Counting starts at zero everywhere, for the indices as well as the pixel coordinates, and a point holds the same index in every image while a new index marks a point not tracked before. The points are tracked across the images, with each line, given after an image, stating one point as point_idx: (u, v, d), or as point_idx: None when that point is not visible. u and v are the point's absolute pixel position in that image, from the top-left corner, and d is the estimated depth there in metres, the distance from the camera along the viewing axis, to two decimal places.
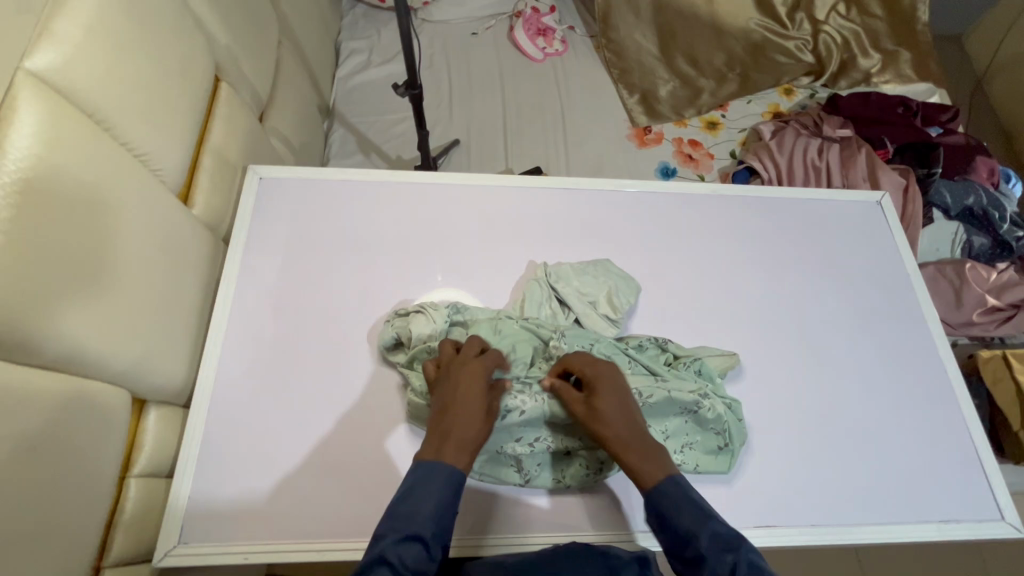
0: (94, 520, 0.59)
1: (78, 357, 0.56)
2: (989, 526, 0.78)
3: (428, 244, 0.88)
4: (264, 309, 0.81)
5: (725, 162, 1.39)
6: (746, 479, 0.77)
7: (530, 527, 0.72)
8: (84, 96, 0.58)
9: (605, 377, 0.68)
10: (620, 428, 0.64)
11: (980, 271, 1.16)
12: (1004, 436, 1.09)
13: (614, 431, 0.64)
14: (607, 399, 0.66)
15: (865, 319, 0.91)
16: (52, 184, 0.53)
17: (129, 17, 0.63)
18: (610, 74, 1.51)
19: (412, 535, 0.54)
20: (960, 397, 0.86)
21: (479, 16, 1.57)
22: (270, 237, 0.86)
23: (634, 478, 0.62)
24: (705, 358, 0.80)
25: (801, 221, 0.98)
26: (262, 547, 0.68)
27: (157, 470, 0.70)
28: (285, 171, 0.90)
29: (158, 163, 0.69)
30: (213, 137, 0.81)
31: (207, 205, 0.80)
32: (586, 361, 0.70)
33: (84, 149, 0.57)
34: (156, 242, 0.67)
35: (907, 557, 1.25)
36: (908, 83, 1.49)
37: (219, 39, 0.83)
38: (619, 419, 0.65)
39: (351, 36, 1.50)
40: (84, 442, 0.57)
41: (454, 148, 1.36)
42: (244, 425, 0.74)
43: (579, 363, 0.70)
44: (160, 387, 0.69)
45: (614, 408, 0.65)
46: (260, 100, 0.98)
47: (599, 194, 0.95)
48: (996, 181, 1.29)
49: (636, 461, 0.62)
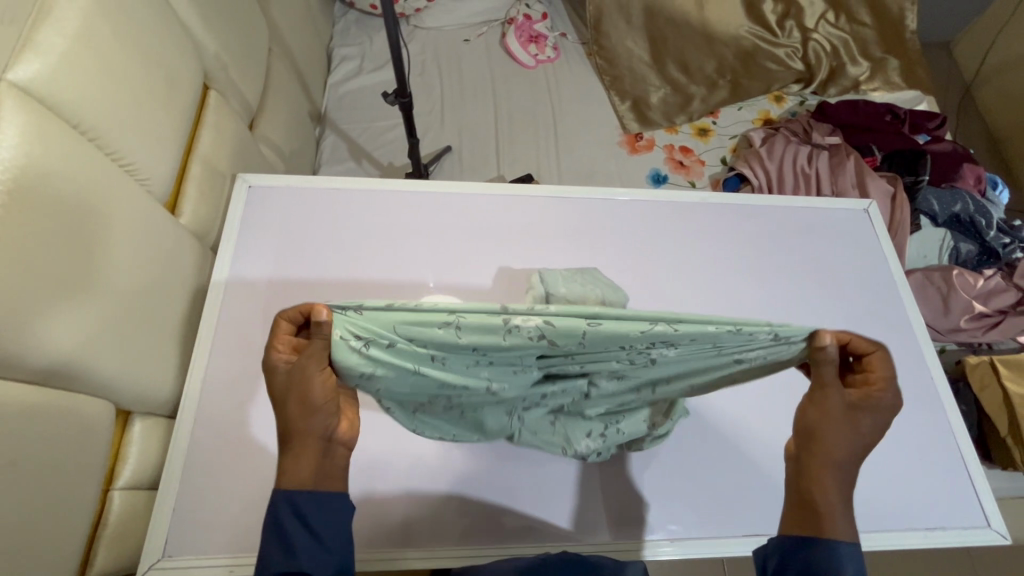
0: (77, 533, 0.58)
1: (61, 370, 0.56)
2: (975, 533, 0.78)
3: (418, 252, 0.88)
4: (252, 318, 0.81)
5: (716, 169, 1.40)
6: (735, 486, 0.77)
7: (518, 538, 0.73)
8: (70, 107, 0.58)
9: (879, 386, 0.57)
10: (839, 445, 0.55)
11: (967, 277, 1.18)
12: (991, 441, 1.09)
13: (833, 443, 0.55)
14: (865, 421, 0.56)
15: (853, 326, 0.91)
16: (36, 196, 0.53)
17: (116, 27, 0.63)
18: (601, 81, 1.52)
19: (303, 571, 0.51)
20: (947, 404, 0.86)
21: (471, 23, 1.57)
22: (259, 245, 0.86)
23: (813, 499, 0.54)
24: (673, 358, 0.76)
25: (790, 228, 0.98)
26: (249, 558, 0.68)
27: (141, 481, 0.70)
28: (274, 179, 0.90)
29: (145, 173, 0.69)
30: (201, 146, 0.81)
31: (194, 214, 0.80)
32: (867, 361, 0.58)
33: (68, 159, 0.56)
34: (142, 252, 0.67)
35: (897, 561, 1.25)
36: (897, 90, 1.50)
37: (207, 48, 0.83)
38: (848, 445, 0.55)
39: (343, 42, 1.50)
40: (66, 455, 0.57)
41: (446, 155, 1.36)
42: (231, 435, 0.74)
43: (876, 373, 0.58)
44: (147, 397, 0.69)
45: (841, 434, 0.55)
46: (250, 107, 0.98)
47: (589, 202, 0.95)
48: (983, 188, 1.30)
49: (822, 495, 0.54)
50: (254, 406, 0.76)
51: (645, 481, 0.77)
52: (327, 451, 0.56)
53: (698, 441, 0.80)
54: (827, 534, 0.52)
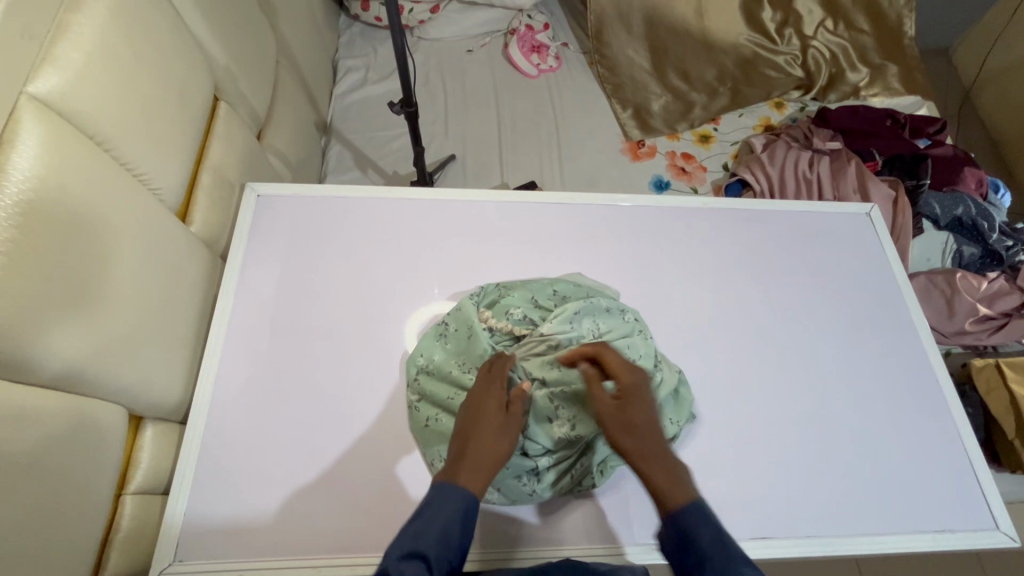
0: (90, 537, 0.59)
1: (74, 376, 0.56)
2: (985, 536, 0.78)
3: (425, 260, 0.89)
4: (262, 325, 0.82)
5: (718, 175, 1.41)
6: (744, 491, 0.77)
7: (524, 543, 0.73)
8: (86, 119, 0.59)
9: (637, 387, 0.66)
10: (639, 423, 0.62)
11: (971, 280, 1.18)
12: (999, 444, 1.09)
13: (637, 441, 0.61)
14: (637, 411, 0.63)
15: (856, 329, 0.92)
16: (54, 206, 0.54)
17: (132, 41, 0.65)
18: (603, 89, 1.53)
19: (413, 552, 0.52)
20: (954, 407, 0.86)
21: (473, 34, 1.60)
22: (268, 254, 0.87)
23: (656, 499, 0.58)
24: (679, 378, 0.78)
25: (792, 233, 0.99)
26: (259, 564, 0.68)
27: (152, 487, 0.70)
28: (283, 188, 0.91)
29: (157, 182, 0.70)
30: (212, 155, 0.82)
31: (205, 222, 0.81)
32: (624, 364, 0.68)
33: (83, 170, 0.58)
34: (154, 260, 0.68)
35: (906, 566, 1.24)
36: (897, 96, 1.51)
37: (218, 60, 0.85)
38: (650, 439, 0.61)
39: (348, 54, 1.52)
40: (79, 459, 0.57)
41: (450, 163, 1.38)
42: (240, 441, 0.74)
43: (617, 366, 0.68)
44: (158, 402, 0.70)
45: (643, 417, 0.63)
46: (258, 118, 1.00)
47: (593, 208, 0.97)
48: (984, 192, 1.31)
49: (664, 477, 0.58)
50: (263, 411, 0.76)
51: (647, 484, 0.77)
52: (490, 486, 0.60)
53: (704, 444, 0.80)
54: (671, 510, 0.57)
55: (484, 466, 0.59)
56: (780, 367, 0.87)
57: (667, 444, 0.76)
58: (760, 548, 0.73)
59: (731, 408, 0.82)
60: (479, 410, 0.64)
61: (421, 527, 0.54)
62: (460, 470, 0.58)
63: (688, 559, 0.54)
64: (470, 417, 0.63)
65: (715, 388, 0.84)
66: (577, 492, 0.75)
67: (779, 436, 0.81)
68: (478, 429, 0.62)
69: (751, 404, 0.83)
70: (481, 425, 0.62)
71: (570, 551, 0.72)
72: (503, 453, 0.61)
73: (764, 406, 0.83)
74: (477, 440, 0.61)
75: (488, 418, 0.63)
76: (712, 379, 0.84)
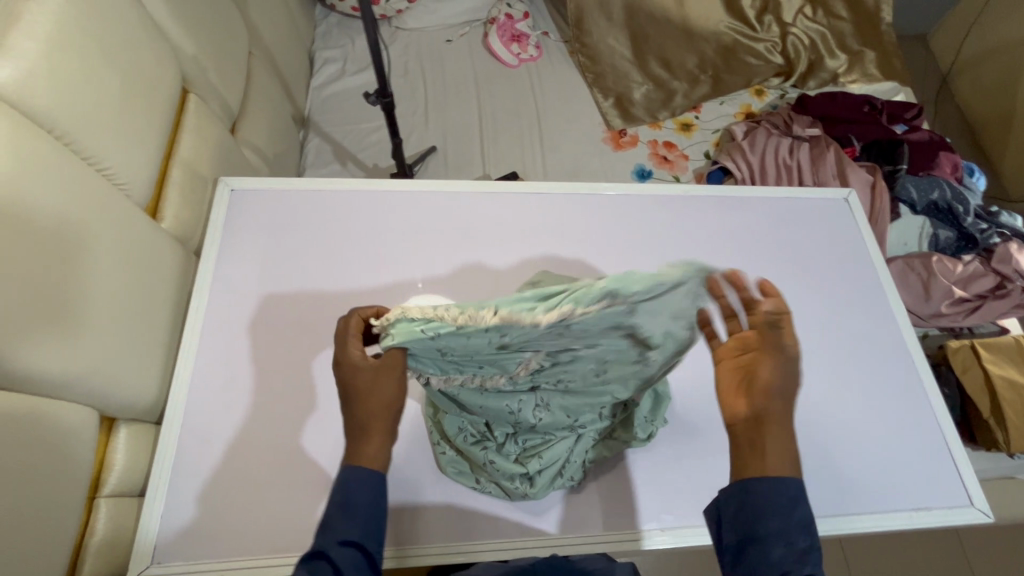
0: (62, 541, 0.58)
1: (38, 378, 0.55)
2: (959, 512, 0.79)
3: (405, 253, 0.88)
4: (237, 322, 0.80)
5: (700, 163, 1.41)
6: (722, 479, 0.78)
7: (504, 534, 0.73)
8: (45, 114, 0.57)
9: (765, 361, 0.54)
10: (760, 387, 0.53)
11: (946, 263, 1.20)
12: (974, 422, 1.11)
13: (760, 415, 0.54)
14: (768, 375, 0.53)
15: (835, 314, 0.93)
16: (9, 203, 0.52)
17: (90, 31, 0.63)
18: (584, 78, 1.53)
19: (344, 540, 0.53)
20: (929, 389, 0.88)
21: (452, 24, 1.58)
22: (243, 250, 0.85)
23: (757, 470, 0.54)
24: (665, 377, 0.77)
25: (772, 220, 1.00)
26: (241, 562, 0.67)
27: (127, 488, 0.69)
28: (257, 182, 0.89)
29: (124, 178, 0.68)
30: (182, 150, 0.80)
31: (177, 218, 0.79)
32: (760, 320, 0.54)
33: (43, 167, 0.56)
34: (122, 258, 0.66)
35: (886, 545, 1.27)
36: (875, 82, 1.53)
37: (185, 51, 0.83)
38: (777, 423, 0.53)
39: (324, 45, 1.49)
40: (48, 464, 0.56)
41: (431, 155, 1.36)
42: (217, 440, 0.73)
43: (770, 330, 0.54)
44: (132, 403, 0.68)
45: (777, 387, 0.53)
46: (231, 111, 0.97)
47: (574, 198, 0.96)
48: (960, 175, 1.33)
49: (776, 447, 0.53)
50: (242, 409, 0.75)
51: (631, 471, 0.77)
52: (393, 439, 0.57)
53: (683, 431, 0.80)
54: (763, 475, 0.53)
55: (374, 433, 0.55)
56: None
57: (646, 441, 0.76)
58: None
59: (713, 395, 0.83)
60: (356, 376, 0.54)
61: (332, 520, 0.54)
62: (364, 448, 0.56)
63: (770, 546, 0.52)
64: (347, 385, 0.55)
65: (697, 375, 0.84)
66: (573, 486, 0.76)
67: None
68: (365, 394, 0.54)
69: None
70: (363, 387, 0.54)
71: (549, 542, 0.73)
72: (392, 404, 0.55)
73: None
74: (363, 405, 0.54)
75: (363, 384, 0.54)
76: (694, 366, 0.85)
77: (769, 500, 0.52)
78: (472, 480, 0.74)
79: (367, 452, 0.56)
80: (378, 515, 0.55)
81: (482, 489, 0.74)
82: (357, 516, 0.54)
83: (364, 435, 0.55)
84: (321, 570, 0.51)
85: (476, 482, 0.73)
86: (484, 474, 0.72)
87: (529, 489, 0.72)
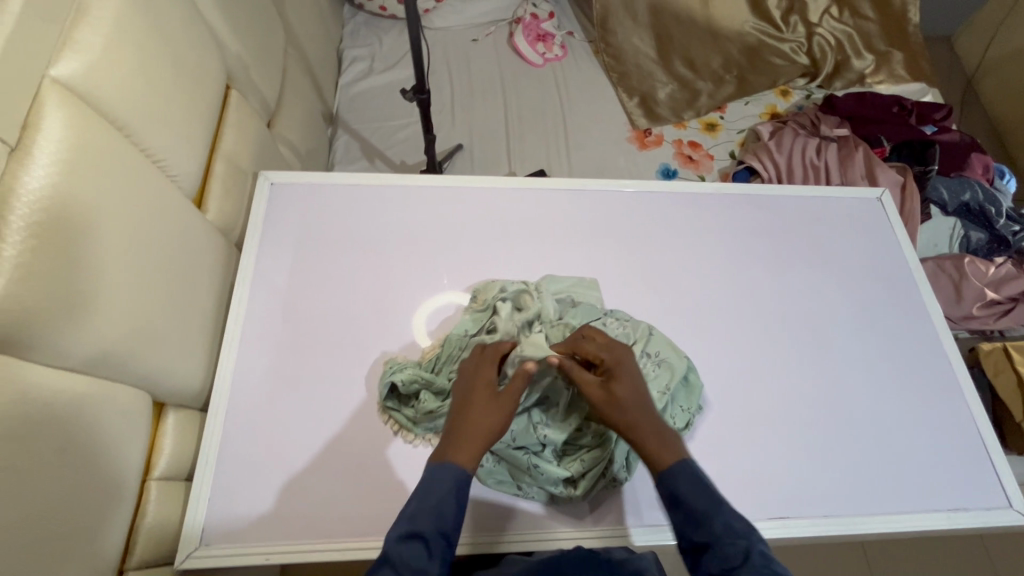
0: (117, 521, 0.59)
1: (97, 360, 0.56)
2: (998, 514, 0.79)
3: (440, 247, 0.89)
4: (277, 313, 0.82)
5: (725, 163, 1.41)
6: (758, 475, 0.77)
7: (543, 526, 0.73)
8: (108, 104, 0.59)
9: (621, 363, 0.68)
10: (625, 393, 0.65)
11: (978, 265, 1.19)
12: (1007, 425, 1.10)
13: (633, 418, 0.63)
14: (623, 387, 0.65)
15: (869, 313, 0.92)
16: (78, 189, 0.54)
17: (148, 27, 0.65)
18: (609, 78, 1.53)
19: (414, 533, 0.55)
20: (966, 389, 0.87)
21: (478, 23, 1.59)
22: (282, 243, 0.87)
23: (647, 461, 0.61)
24: (693, 366, 0.79)
25: (804, 219, 0.99)
26: (285, 548, 0.68)
27: (176, 473, 0.70)
28: (295, 176, 0.91)
29: (175, 169, 0.70)
30: (226, 143, 0.82)
31: (220, 211, 0.81)
32: (600, 346, 0.70)
33: (106, 156, 0.58)
34: (172, 247, 0.68)
35: (913, 548, 1.26)
36: (902, 83, 1.51)
37: (229, 47, 0.85)
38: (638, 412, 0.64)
39: (352, 43, 1.51)
40: (105, 445, 0.58)
41: (457, 153, 1.38)
42: (259, 428, 0.74)
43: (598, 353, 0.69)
44: (179, 390, 0.70)
45: (632, 396, 0.65)
46: (268, 107, 0.99)
47: (605, 195, 0.97)
48: (991, 177, 1.31)
49: (654, 441, 0.61)
50: (284, 397, 0.76)
51: None
52: (480, 456, 0.62)
53: (717, 427, 0.80)
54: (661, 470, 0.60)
55: (473, 439, 0.61)
56: (791, 351, 0.87)
57: (683, 430, 0.77)
58: (776, 528, 0.74)
59: (746, 393, 0.83)
60: (478, 386, 0.66)
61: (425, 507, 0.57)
62: (461, 450, 0.60)
63: (690, 529, 0.56)
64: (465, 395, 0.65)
65: (729, 373, 0.84)
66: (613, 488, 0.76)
67: (794, 417, 0.82)
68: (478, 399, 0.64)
69: (764, 386, 0.84)
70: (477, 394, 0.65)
71: (588, 535, 0.73)
72: (491, 429, 0.62)
73: (779, 389, 0.84)
74: (468, 418, 0.62)
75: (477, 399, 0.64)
76: (727, 363, 0.85)
77: (690, 486, 0.58)
78: (515, 487, 0.74)
79: (464, 448, 0.60)
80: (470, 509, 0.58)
81: (525, 496, 0.74)
82: (455, 513, 0.57)
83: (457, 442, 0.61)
84: (417, 550, 0.54)
85: (520, 490, 0.74)
86: (526, 480, 0.73)
87: (575, 494, 0.73)
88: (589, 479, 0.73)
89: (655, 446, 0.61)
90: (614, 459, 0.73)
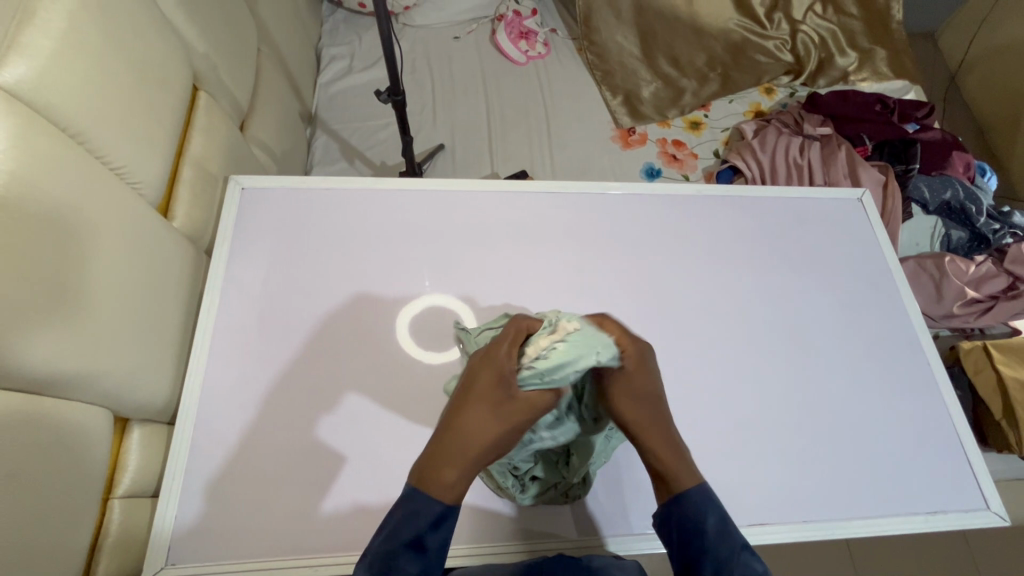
0: (78, 544, 0.58)
1: (55, 380, 0.55)
2: (974, 515, 0.79)
3: (418, 251, 0.87)
4: (249, 322, 0.80)
5: (709, 162, 1.40)
6: (739, 484, 0.77)
7: (520, 537, 0.72)
8: (59, 110, 0.57)
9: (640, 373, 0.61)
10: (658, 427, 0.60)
11: (959, 264, 1.19)
12: (987, 424, 1.11)
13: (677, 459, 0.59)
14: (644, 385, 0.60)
15: (849, 316, 0.92)
16: (25, 199, 0.51)
17: (105, 28, 0.62)
18: (593, 76, 1.51)
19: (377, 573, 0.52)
20: (944, 390, 0.87)
21: (459, 20, 1.56)
22: (254, 250, 0.85)
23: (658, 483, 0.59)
24: None
25: (785, 221, 0.99)
26: (256, 563, 0.67)
27: (141, 490, 0.69)
28: (266, 181, 0.89)
29: (136, 176, 0.68)
30: (193, 147, 0.80)
31: (188, 218, 0.79)
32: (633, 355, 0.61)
33: (57, 164, 0.55)
34: (134, 257, 0.66)
35: (896, 547, 1.27)
36: (885, 80, 1.51)
37: (195, 48, 0.82)
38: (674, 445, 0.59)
39: (332, 42, 1.48)
40: (64, 466, 0.56)
41: (439, 154, 1.36)
42: (227, 442, 0.73)
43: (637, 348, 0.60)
44: (144, 405, 0.68)
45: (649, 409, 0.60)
46: (240, 109, 0.97)
47: (584, 197, 0.95)
48: (972, 175, 1.32)
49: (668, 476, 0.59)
50: (256, 407, 0.75)
51: (645, 473, 0.77)
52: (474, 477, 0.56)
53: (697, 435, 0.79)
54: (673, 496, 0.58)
55: (455, 458, 0.55)
56: (771, 353, 0.87)
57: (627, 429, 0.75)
58: (757, 533, 0.74)
59: (727, 399, 0.82)
60: (472, 388, 0.57)
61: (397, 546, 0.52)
62: (439, 472, 0.55)
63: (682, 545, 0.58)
64: (461, 393, 0.58)
65: (710, 376, 0.84)
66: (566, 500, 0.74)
67: (776, 423, 0.82)
68: (466, 405, 0.56)
69: (746, 391, 0.83)
70: (466, 404, 0.57)
71: (563, 542, 0.73)
72: (492, 439, 0.55)
73: (759, 394, 0.83)
74: (457, 425, 0.56)
75: (475, 396, 0.57)
76: (706, 367, 0.84)
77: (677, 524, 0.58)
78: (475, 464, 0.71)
79: (441, 478, 0.55)
80: (437, 553, 0.54)
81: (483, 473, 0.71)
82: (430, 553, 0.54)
83: (448, 458, 0.55)
84: None
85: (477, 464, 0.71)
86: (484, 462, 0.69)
87: (527, 494, 0.72)
88: (550, 484, 0.72)
89: (678, 466, 0.58)
90: (571, 477, 0.71)
